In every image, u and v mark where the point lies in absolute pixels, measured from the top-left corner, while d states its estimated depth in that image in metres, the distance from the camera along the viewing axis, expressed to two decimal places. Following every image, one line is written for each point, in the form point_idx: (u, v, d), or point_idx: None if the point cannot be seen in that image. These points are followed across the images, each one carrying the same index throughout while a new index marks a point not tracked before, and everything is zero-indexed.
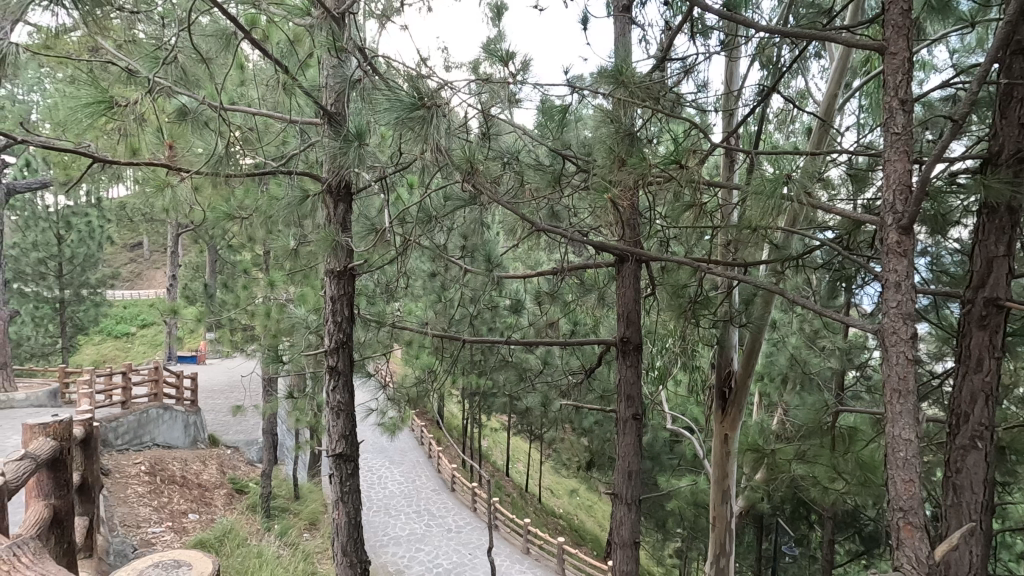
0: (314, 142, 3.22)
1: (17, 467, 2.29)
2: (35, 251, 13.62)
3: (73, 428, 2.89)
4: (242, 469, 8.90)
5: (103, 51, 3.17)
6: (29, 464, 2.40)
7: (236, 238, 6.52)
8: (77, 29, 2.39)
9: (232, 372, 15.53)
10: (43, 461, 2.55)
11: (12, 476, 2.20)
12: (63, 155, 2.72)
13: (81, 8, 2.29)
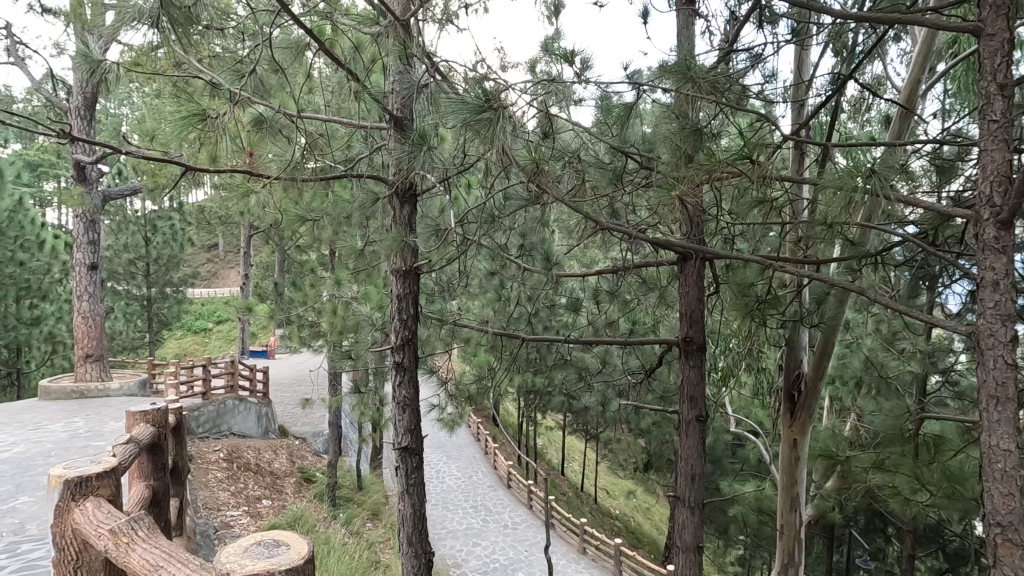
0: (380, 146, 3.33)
1: (123, 450, 2.51)
2: (126, 252, 14.81)
3: (170, 416, 3.15)
4: (310, 459, 9.35)
5: (189, 66, 3.38)
6: (132, 447, 2.62)
7: (304, 239, 6.85)
8: (161, 45, 2.60)
9: (298, 367, 16.29)
10: (144, 445, 2.78)
11: (121, 457, 2.42)
12: (153, 163, 2.94)
13: (174, 23, 2.49)
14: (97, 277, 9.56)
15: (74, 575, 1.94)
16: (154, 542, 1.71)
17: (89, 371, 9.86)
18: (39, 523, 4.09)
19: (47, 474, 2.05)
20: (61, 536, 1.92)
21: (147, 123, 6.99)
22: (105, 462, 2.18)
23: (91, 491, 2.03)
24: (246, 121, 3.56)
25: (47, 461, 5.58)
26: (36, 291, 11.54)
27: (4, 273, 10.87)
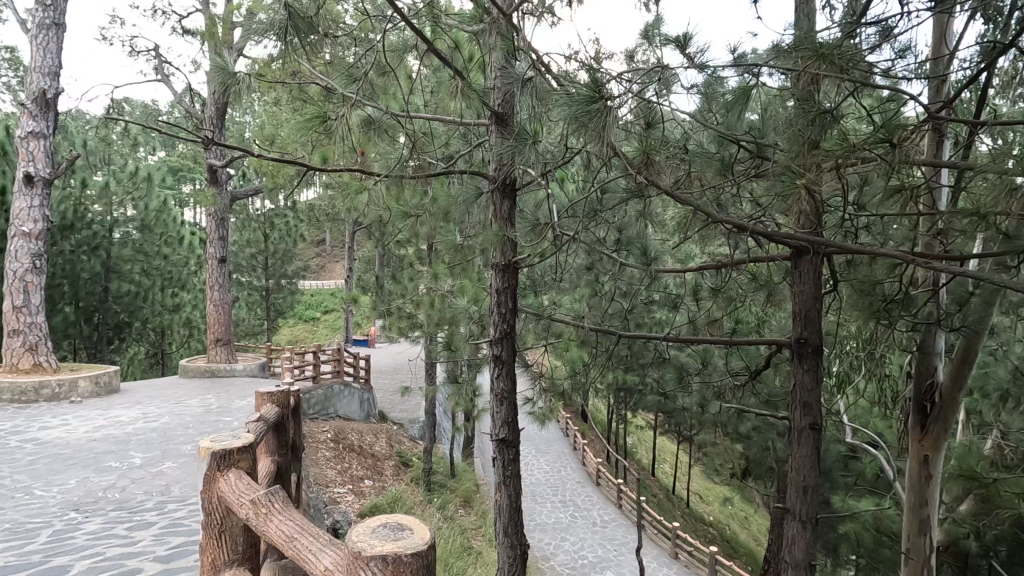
0: (483, 143, 3.38)
1: (254, 428, 2.75)
2: (249, 247, 16.41)
3: (293, 399, 3.44)
4: (407, 444, 9.82)
5: (308, 75, 3.61)
6: (262, 426, 2.87)
7: (403, 235, 7.19)
8: (283, 53, 2.83)
9: (397, 357, 17.17)
10: (271, 424, 3.04)
11: (253, 434, 2.66)
12: (276, 163, 3.19)
13: (296, 33, 2.73)
14: (226, 269, 10.69)
15: (219, 537, 2.17)
16: (289, 514, 1.86)
17: (219, 354, 11.00)
18: (181, 487, 4.62)
19: (198, 446, 2.31)
20: (210, 502, 2.16)
21: (268, 129, 7.66)
22: (244, 438, 2.42)
23: (233, 464, 2.26)
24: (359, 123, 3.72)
25: (186, 432, 6.29)
26: (177, 281, 13.04)
27: (152, 265, 12.39)
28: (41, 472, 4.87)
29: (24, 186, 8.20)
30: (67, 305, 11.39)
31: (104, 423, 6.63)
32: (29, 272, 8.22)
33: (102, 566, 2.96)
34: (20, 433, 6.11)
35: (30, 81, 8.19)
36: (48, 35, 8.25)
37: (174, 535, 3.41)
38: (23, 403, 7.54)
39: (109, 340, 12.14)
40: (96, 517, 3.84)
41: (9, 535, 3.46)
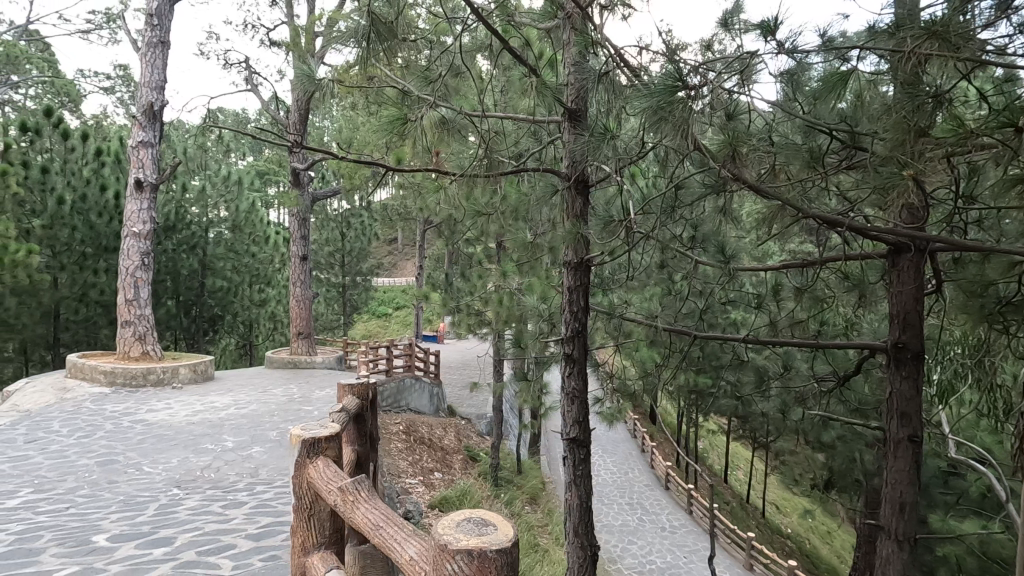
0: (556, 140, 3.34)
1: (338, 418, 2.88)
2: (328, 246, 17.28)
3: (372, 391, 3.59)
4: (475, 439, 9.99)
5: (385, 79, 3.73)
6: (344, 416, 3.00)
7: (472, 233, 7.30)
8: (360, 59, 2.94)
9: (465, 353, 17.51)
10: (352, 415, 3.18)
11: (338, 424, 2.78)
12: (356, 164, 3.33)
13: (371, 41, 2.84)
14: (307, 267, 11.37)
15: (308, 520, 2.30)
16: (374, 504, 1.93)
17: (300, 346, 11.67)
18: (268, 470, 4.94)
19: (289, 433, 2.46)
20: (300, 487, 2.29)
21: (346, 134, 8.05)
22: (330, 428, 2.55)
23: (321, 452, 2.38)
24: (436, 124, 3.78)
25: (272, 419, 6.72)
26: (263, 278, 13.95)
27: (242, 263, 13.33)
28: (148, 451, 5.36)
29: (135, 191, 9.04)
30: (169, 299, 12.48)
31: (201, 408, 7.22)
32: (139, 268, 9.07)
33: (201, 538, 3.19)
34: (131, 414, 6.76)
35: (140, 95, 9.02)
36: (155, 52, 9.05)
37: (263, 515, 3.64)
38: (133, 387, 8.32)
39: (205, 331, 13.18)
40: (195, 495, 4.18)
41: (123, 506, 3.82)
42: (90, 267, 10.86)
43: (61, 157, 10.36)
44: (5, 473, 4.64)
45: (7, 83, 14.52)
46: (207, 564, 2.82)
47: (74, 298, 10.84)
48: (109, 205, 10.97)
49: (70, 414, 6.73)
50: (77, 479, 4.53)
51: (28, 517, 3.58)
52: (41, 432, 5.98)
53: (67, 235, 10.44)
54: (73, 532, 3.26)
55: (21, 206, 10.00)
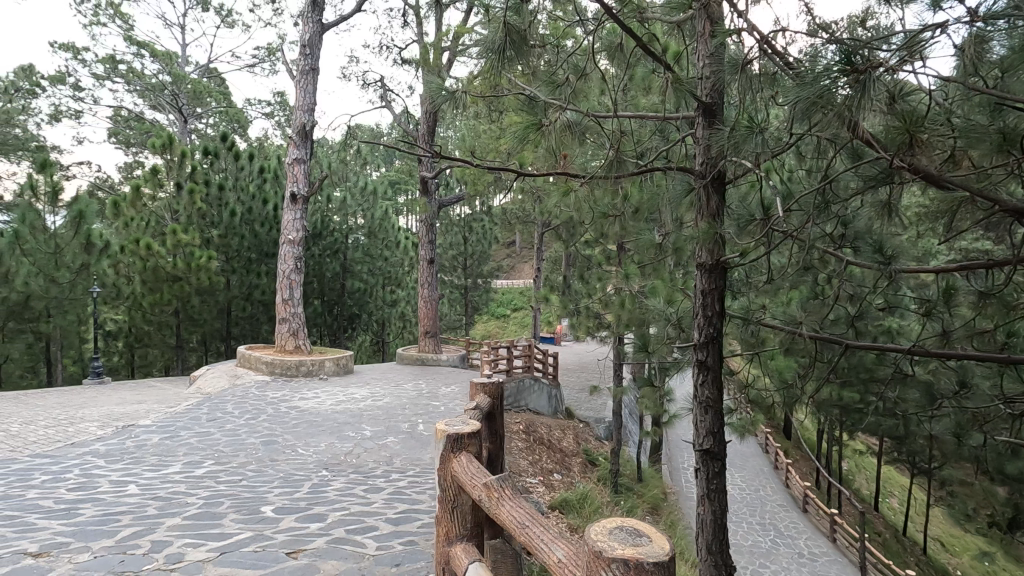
0: (692, 137, 3.17)
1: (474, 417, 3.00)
2: (451, 250, 18.18)
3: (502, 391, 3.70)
4: (594, 443, 9.88)
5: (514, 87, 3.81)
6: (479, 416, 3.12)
7: (591, 234, 7.26)
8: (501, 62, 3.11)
9: (583, 356, 17.43)
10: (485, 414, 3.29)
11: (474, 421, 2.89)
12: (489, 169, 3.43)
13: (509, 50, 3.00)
14: (433, 269, 12.07)
15: (451, 512, 2.44)
16: (519, 501, 1.98)
17: (428, 345, 12.37)
18: (401, 460, 5.30)
19: (435, 428, 2.61)
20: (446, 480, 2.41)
21: (470, 142, 8.42)
22: (471, 424, 2.67)
23: (463, 447, 2.50)
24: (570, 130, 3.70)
25: (404, 412, 7.20)
26: (395, 280, 14.99)
27: (377, 266, 14.47)
28: (301, 435, 6.01)
29: (291, 203, 10.20)
30: (316, 299, 13.89)
31: (344, 398, 7.95)
32: (293, 272, 10.21)
33: (347, 518, 3.49)
34: (287, 401, 7.63)
35: (295, 118, 10.18)
36: (307, 78, 10.15)
37: (399, 502, 3.90)
38: (288, 377, 9.38)
39: (345, 329, 14.48)
40: (341, 477, 4.60)
41: (283, 483, 4.32)
42: (255, 270, 12.43)
43: (234, 175, 12.16)
44: (193, 446, 5.46)
45: (194, 115, 17.12)
46: (354, 542, 3.07)
47: (242, 297, 12.47)
48: (269, 215, 12.49)
49: (240, 398, 7.75)
50: (246, 456, 5.20)
51: (211, 485, 4.17)
52: (219, 412, 6.96)
53: (238, 242, 12.05)
54: (245, 502, 3.74)
55: (203, 218, 11.74)
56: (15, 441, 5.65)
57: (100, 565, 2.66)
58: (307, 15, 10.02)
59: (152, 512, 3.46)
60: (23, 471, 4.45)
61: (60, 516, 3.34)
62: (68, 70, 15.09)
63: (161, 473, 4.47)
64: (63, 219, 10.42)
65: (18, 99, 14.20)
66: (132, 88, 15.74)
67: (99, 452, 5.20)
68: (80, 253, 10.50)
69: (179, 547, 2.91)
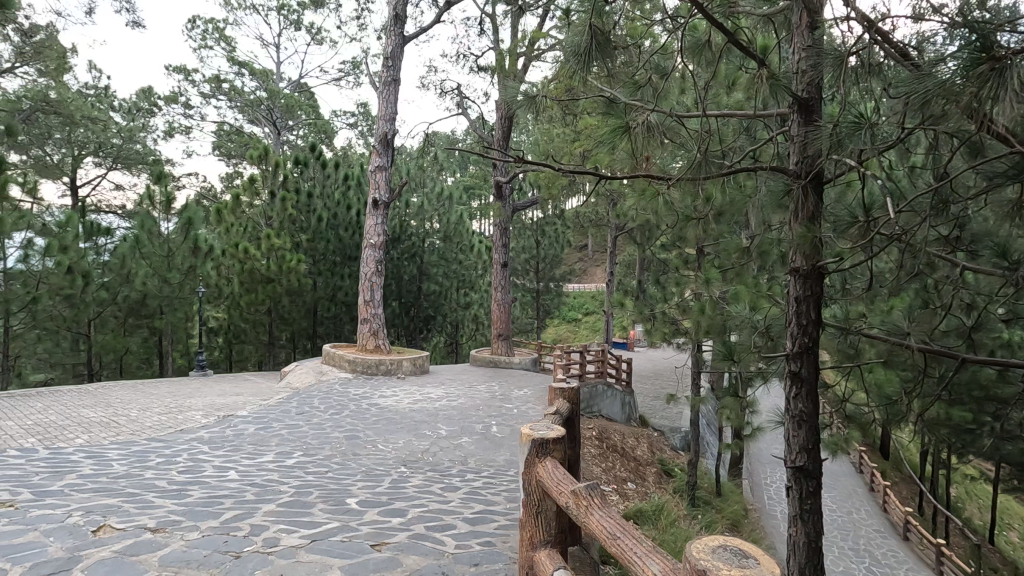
0: (788, 134, 2.98)
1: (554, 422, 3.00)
2: (524, 253, 18.31)
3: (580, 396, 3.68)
4: (669, 453, 9.56)
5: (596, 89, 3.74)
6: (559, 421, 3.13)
7: (668, 238, 7.07)
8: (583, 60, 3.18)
9: (658, 363, 16.96)
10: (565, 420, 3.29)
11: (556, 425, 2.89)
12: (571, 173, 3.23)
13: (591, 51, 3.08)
14: (507, 273, 12.20)
15: (536, 516, 2.46)
16: (609, 510, 1.96)
17: (500, 347, 12.49)
18: (476, 461, 5.40)
19: (520, 432, 2.65)
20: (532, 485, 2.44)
21: (545, 146, 8.46)
22: (557, 429, 2.68)
23: (550, 453, 2.51)
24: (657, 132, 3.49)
25: (478, 413, 7.31)
26: (469, 283, 15.28)
27: (451, 269, 14.81)
28: (381, 431, 6.26)
29: (373, 209, 10.66)
30: (394, 301, 14.45)
31: (420, 397, 8.20)
32: (375, 274, 10.67)
33: (426, 514, 3.59)
34: (368, 398, 7.98)
35: (378, 127, 10.65)
36: (389, 89, 10.61)
37: (476, 502, 3.96)
38: (369, 374, 9.80)
39: (420, 330, 14.93)
40: (419, 475, 4.75)
41: (366, 477, 4.51)
42: (339, 272, 13.11)
43: (322, 183, 12.92)
44: (284, 437, 5.83)
45: (286, 127, 18.35)
46: (434, 539, 3.14)
47: (327, 298, 13.17)
48: (353, 220, 13.12)
49: (326, 394, 8.19)
50: (332, 449, 5.48)
51: (301, 475, 4.44)
52: (306, 407, 7.39)
53: (323, 246, 12.77)
54: (332, 493, 3.94)
55: (294, 224, 12.55)
56: (134, 425, 6.27)
57: (207, 544, 2.88)
58: (390, 29, 10.48)
59: (250, 497, 3.72)
60: (142, 453, 4.93)
61: (173, 495, 3.68)
62: (181, 90, 16.66)
63: (257, 461, 4.81)
64: (175, 225, 11.48)
65: (139, 117, 15.85)
66: (233, 104, 17.12)
67: (204, 438, 5.67)
68: (189, 255, 11.53)
69: (275, 532, 3.10)
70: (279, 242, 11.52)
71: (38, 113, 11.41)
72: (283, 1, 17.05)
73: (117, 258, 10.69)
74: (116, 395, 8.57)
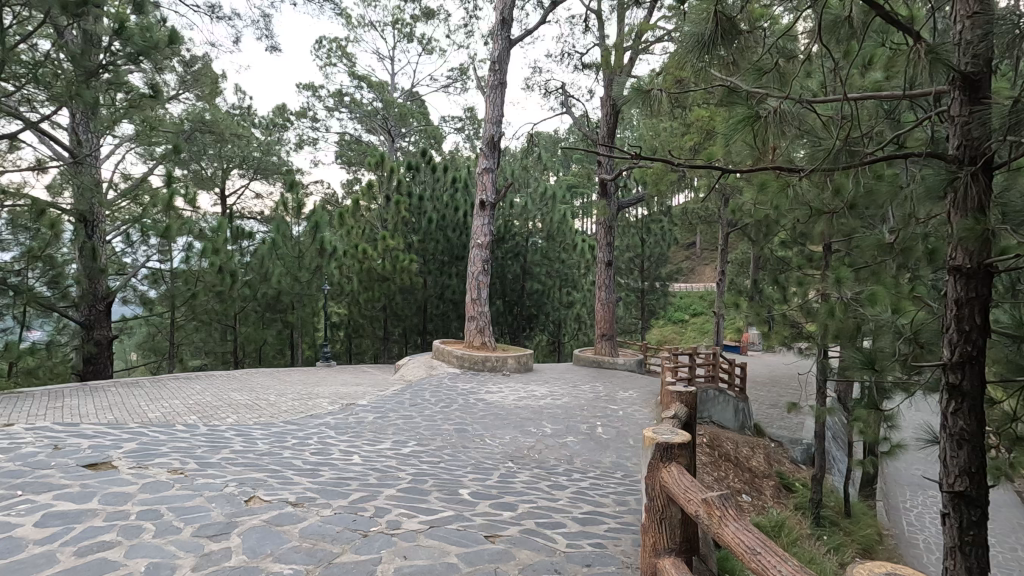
0: (950, 117, 2.62)
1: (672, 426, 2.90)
2: (628, 252, 17.91)
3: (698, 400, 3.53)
4: (789, 466, 8.86)
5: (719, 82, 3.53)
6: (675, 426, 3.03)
7: (788, 234, 6.57)
8: (702, 51, 3.12)
9: (775, 369, 15.80)
10: (682, 426, 3.18)
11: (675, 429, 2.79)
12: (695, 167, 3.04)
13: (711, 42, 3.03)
14: (611, 272, 12.03)
15: (658, 523, 2.42)
16: (744, 522, 1.86)
17: (604, 348, 12.31)
18: (582, 461, 5.39)
19: (643, 434, 2.59)
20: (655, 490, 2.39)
21: (652, 142, 8.23)
22: (682, 434, 2.59)
23: (674, 458, 2.45)
24: (791, 121, 3.18)
25: (582, 413, 7.26)
26: (571, 282, 15.23)
27: (554, 268, 14.87)
28: (488, 425, 6.45)
29: (480, 210, 10.98)
30: (498, 299, 14.81)
31: (525, 395, 8.32)
32: (481, 273, 10.99)
33: (535, 511, 3.63)
34: (476, 393, 8.24)
35: (484, 130, 10.97)
36: (496, 92, 10.87)
37: (584, 503, 3.94)
38: (476, 370, 10.11)
39: (524, 328, 15.13)
40: (527, 471, 4.83)
41: (476, 469, 4.67)
42: (447, 271, 13.66)
43: (432, 186, 13.57)
44: (399, 427, 6.20)
45: (400, 134, 19.44)
46: (545, 536, 3.17)
47: (436, 296, 13.78)
48: (460, 221, 13.62)
49: (436, 388, 8.58)
50: (442, 441, 5.74)
51: (417, 463, 4.70)
52: (419, 399, 7.79)
53: (433, 246, 13.39)
54: (445, 483, 4.12)
55: (407, 226, 13.31)
56: (273, 408, 7.00)
57: (339, 521, 3.15)
58: (496, 33, 10.72)
59: (373, 481, 4.00)
60: (280, 434, 5.49)
61: (308, 475, 4.05)
62: (309, 105, 18.30)
63: (376, 447, 5.16)
64: (304, 228, 12.65)
65: (275, 132, 17.64)
66: (353, 115, 18.49)
67: (330, 424, 6.19)
68: (315, 256, 12.65)
69: (396, 515, 3.31)
70: (393, 243, 12.29)
71: (196, 133, 13.12)
72: (398, 16, 18.10)
73: (257, 259, 11.95)
74: (258, 381, 9.61)
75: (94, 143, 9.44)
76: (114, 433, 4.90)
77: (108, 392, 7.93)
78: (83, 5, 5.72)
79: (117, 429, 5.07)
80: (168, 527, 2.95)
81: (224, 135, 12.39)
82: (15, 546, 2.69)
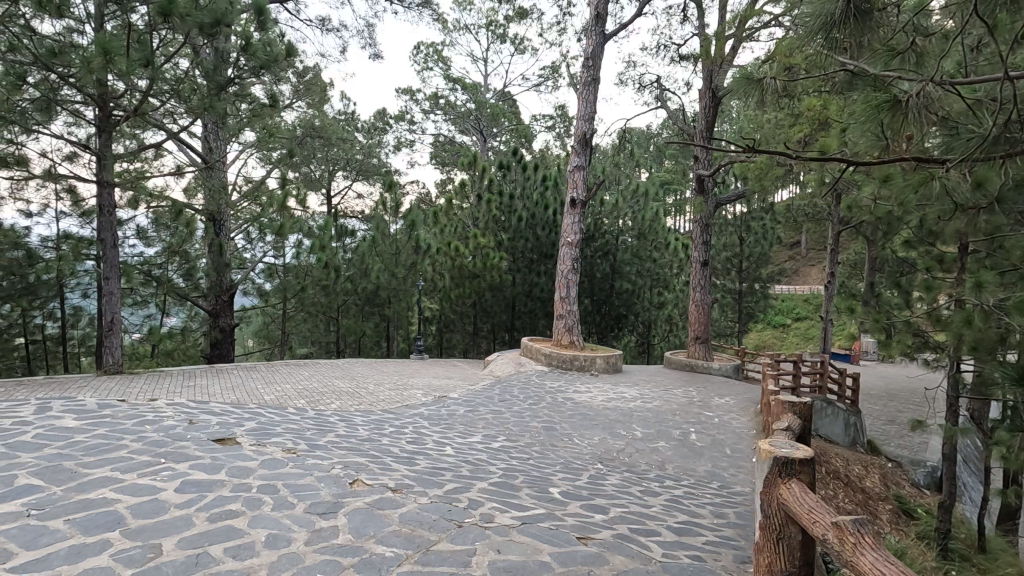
0: None
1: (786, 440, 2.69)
2: (725, 251, 17.02)
3: (811, 412, 3.26)
4: (909, 489, 8.01)
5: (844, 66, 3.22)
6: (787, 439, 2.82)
7: (915, 233, 5.91)
8: (826, 32, 2.89)
9: (894, 381, 14.32)
10: (794, 439, 2.95)
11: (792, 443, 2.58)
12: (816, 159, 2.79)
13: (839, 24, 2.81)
14: (707, 273, 11.49)
15: (775, 541, 2.28)
16: (883, 553, 1.69)
17: (697, 351, 11.78)
18: (674, 467, 5.20)
19: (759, 447, 2.45)
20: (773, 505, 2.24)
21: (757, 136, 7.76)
22: (803, 448, 2.42)
23: (795, 474, 2.29)
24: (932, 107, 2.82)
25: (674, 418, 7.01)
26: (663, 282, 14.73)
27: (645, 267, 14.46)
28: (576, 425, 6.40)
29: (570, 208, 10.91)
30: (586, 298, 14.67)
31: (614, 396, 8.16)
32: (570, 272, 10.93)
33: (628, 516, 3.54)
34: (563, 393, 8.20)
35: (576, 128, 10.89)
36: (588, 89, 10.75)
37: (678, 512, 3.79)
38: (563, 370, 10.08)
39: (612, 328, 14.88)
40: (616, 474, 4.73)
41: (566, 469, 4.65)
42: (535, 269, 13.73)
43: (522, 185, 13.69)
44: (489, 422, 6.32)
45: (491, 134, 19.75)
46: (640, 543, 3.08)
47: (524, 294, 13.90)
48: (550, 220, 13.63)
49: (524, 385, 8.65)
50: (531, 438, 5.77)
51: (506, 459, 4.76)
52: (507, 395, 7.90)
53: (523, 244, 13.50)
54: (535, 480, 4.13)
55: (498, 224, 13.54)
56: (371, 397, 7.40)
57: (435, 510, 3.25)
58: (591, 29, 10.58)
59: (465, 473, 4.11)
60: (379, 422, 5.79)
61: (405, 463, 4.23)
62: (407, 108, 19.09)
63: (467, 440, 5.30)
64: (400, 226, 13.24)
65: (375, 135, 18.59)
66: (447, 117, 19.08)
67: (424, 415, 6.43)
68: (411, 253, 13.24)
69: (489, 509, 3.36)
70: (484, 241, 12.55)
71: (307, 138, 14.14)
72: (492, 18, 18.39)
73: (358, 256, 12.68)
74: (358, 370, 10.23)
75: (223, 149, 10.45)
76: (238, 412, 5.40)
77: (230, 374, 8.81)
78: (216, 26, 6.33)
79: (240, 409, 5.59)
80: (283, 501, 3.20)
81: (331, 139, 13.24)
82: (160, 507, 3.05)
